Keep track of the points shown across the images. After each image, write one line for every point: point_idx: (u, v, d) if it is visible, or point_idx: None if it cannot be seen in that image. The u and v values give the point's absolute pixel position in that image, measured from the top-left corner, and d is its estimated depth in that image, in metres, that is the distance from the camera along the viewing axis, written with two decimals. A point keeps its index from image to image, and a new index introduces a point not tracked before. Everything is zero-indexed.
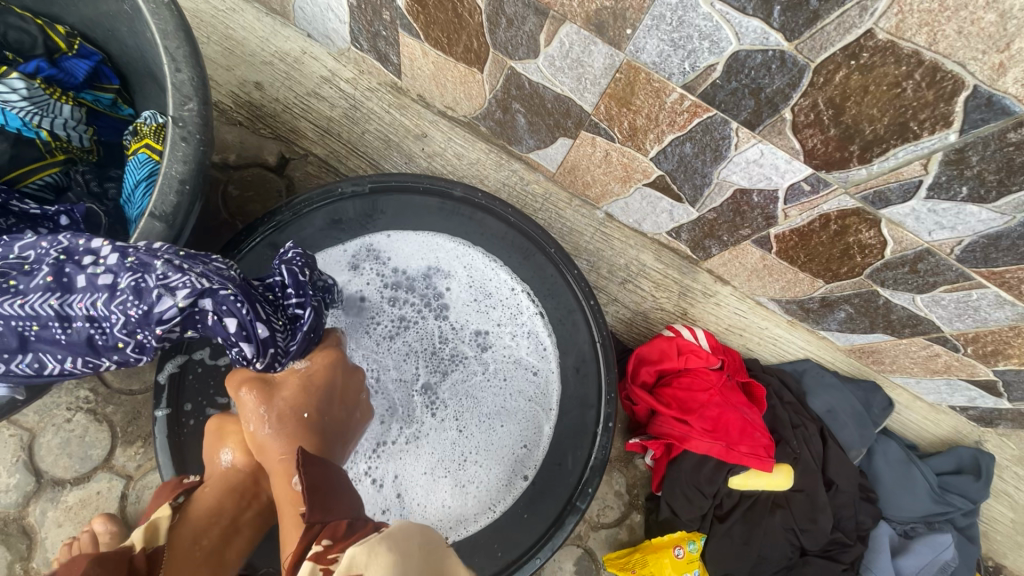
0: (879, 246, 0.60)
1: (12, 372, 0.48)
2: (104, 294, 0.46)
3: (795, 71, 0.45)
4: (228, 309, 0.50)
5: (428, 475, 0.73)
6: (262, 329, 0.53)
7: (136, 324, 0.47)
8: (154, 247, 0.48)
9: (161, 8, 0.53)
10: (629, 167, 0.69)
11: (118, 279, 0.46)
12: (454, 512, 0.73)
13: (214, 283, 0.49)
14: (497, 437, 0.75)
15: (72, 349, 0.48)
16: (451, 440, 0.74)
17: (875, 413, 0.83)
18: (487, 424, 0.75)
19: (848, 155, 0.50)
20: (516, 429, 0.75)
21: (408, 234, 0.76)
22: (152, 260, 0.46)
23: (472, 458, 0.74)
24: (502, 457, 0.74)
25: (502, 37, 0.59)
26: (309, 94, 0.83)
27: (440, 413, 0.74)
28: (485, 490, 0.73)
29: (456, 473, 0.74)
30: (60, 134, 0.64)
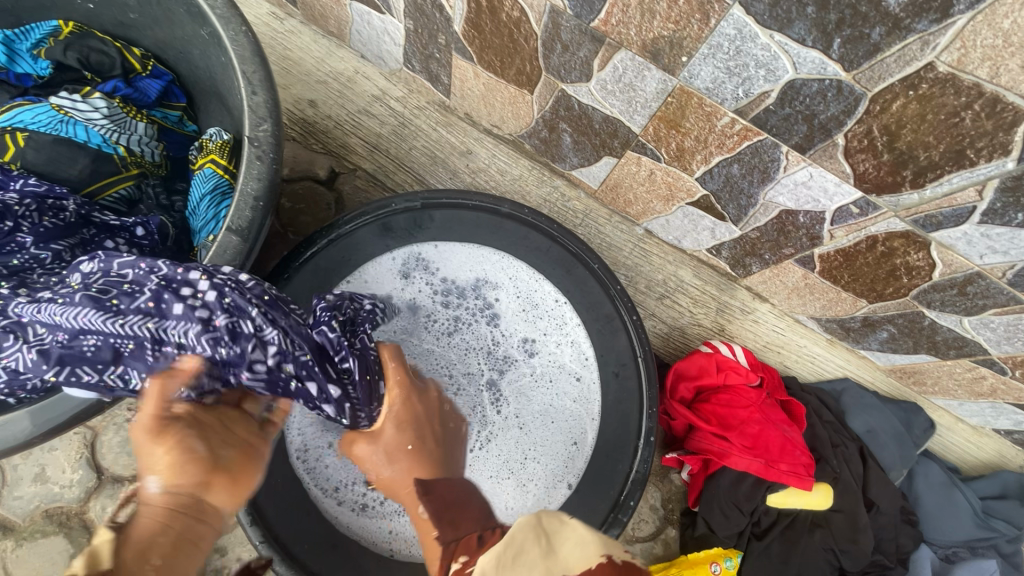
0: (928, 268, 0.60)
1: (102, 383, 0.50)
2: (197, 326, 0.50)
3: (851, 98, 0.46)
4: (307, 373, 0.55)
5: (494, 476, 0.75)
6: (333, 390, 0.57)
7: (224, 361, 0.52)
8: (244, 283, 0.52)
9: (239, 35, 0.57)
10: (674, 186, 0.71)
11: (214, 317, 0.50)
12: (518, 512, 0.74)
13: (297, 348, 0.54)
14: (549, 436, 0.77)
15: (154, 371, 0.50)
16: (513, 439, 0.77)
17: (916, 434, 0.82)
18: (541, 420, 0.77)
19: (901, 179, 0.51)
20: (565, 427, 0.77)
21: (456, 245, 0.78)
22: (247, 307, 0.51)
23: (531, 457, 0.76)
24: (558, 455, 0.76)
25: (556, 61, 0.61)
26: (360, 111, 0.86)
27: (503, 410, 0.77)
28: (546, 487, 0.75)
29: (519, 473, 0.76)
30: (135, 149, 0.68)
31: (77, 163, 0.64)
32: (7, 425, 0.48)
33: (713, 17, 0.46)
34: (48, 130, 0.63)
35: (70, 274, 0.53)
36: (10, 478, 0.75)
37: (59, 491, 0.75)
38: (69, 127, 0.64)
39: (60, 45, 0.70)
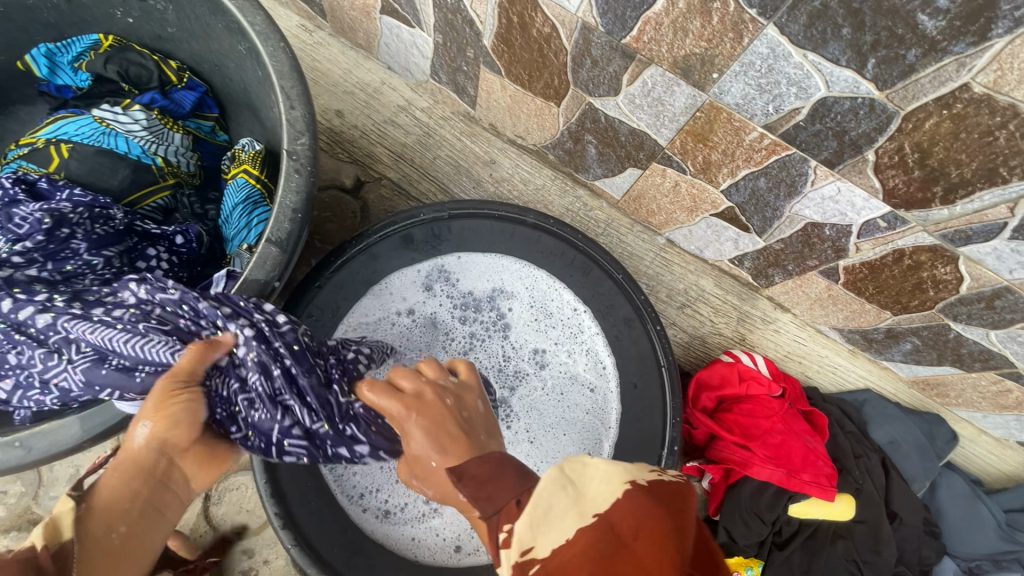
0: (955, 282, 0.60)
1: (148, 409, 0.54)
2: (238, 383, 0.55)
3: (883, 117, 0.47)
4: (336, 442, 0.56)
5: None
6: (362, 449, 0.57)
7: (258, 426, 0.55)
8: (278, 327, 0.54)
9: (278, 51, 0.59)
10: (698, 198, 0.72)
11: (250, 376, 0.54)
12: None
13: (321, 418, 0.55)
14: (563, 448, 0.77)
15: None
16: (522, 451, 0.77)
17: (939, 446, 0.82)
18: (553, 433, 0.78)
19: (930, 195, 0.51)
20: (578, 438, 0.78)
21: (477, 256, 0.79)
22: (274, 368, 0.54)
23: (544, 470, 0.77)
24: None
25: (585, 76, 0.62)
26: (385, 121, 0.88)
27: (514, 424, 0.77)
28: None
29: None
30: (172, 160, 0.70)
31: (117, 174, 0.66)
32: (58, 432, 0.50)
33: (747, 36, 0.47)
34: (91, 142, 0.65)
35: (118, 294, 0.55)
36: (47, 478, 0.78)
37: None
38: (110, 139, 0.66)
39: (100, 58, 0.72)
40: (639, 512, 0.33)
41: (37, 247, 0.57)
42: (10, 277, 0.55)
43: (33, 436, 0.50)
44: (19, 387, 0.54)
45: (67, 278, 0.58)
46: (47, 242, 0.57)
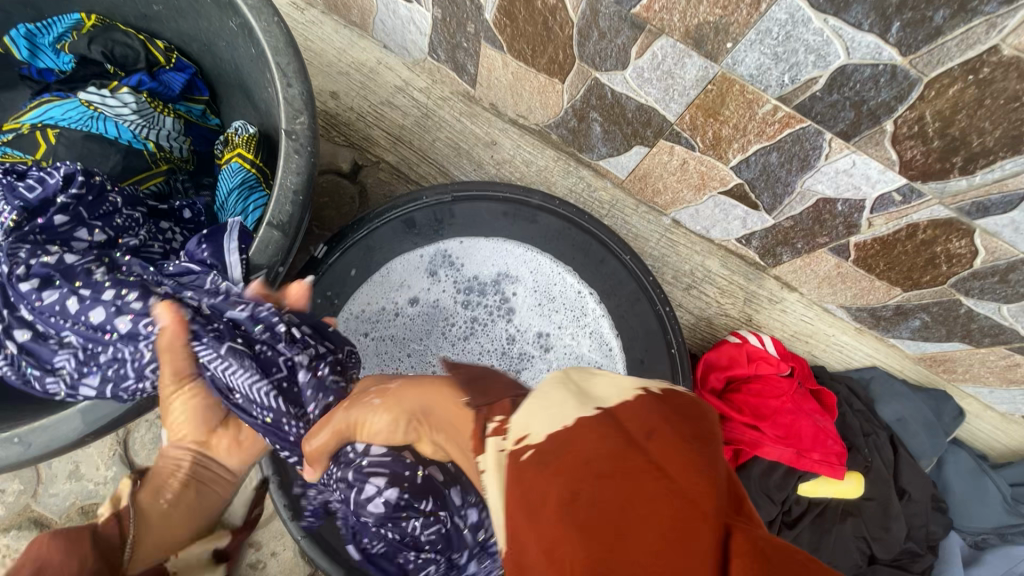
0: (969, 256, 0.59)
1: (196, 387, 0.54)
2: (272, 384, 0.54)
3: (904, 84, 0.45)
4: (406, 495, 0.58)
5: None
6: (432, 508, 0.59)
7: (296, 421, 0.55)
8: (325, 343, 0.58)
9: (272, 26, 0.56)
10: (706, 175, 0.70)
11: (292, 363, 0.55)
12: None
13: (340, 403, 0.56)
14: None
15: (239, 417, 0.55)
16: None
17: (945, 422, 0.82)
18: None
19: (950, 166, 0.50)
20: None
21: (480, 239, 0.77)
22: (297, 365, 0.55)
23: None
24: None
25: (591, 49, 0.60)
26: (382, 102, 0.85)
27: None
28: None
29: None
30: (164, 145, 0.68)
31: (107, 161, 0.63)
32: (56, 427, 0.49)
33: (764, 2, 0.45)
34: (79, 126, 0.63)
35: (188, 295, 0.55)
36: (44, 475, 0.76)
37: (93, 488, 0.76)
38: (99, 124, 0.63)
39: (83, 38, 0.68)
40: (675, 426, 0.30)
41: (68, 220, 0.55)
42: (60, 265, 0.53)
43: (33, 432, 0.49)
44: (107, 382, 0.51)
45: (116, 239, 0.57)
46: (68, 210, 0.55)
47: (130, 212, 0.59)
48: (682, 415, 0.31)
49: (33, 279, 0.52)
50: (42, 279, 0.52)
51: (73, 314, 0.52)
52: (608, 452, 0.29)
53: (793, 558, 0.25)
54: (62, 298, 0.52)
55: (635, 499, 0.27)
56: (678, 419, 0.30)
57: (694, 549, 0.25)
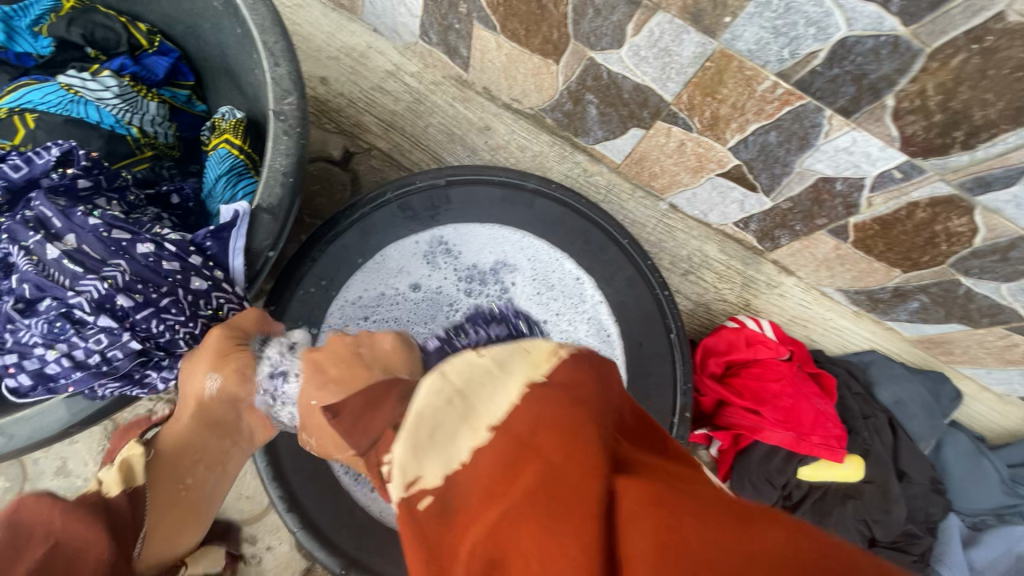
0: (970, 234, 0.59)
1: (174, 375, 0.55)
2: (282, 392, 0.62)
3: (907, 56, 0.44)
4: None
5: None
6: None
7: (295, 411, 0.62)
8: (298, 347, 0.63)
9: (258, 4, 0.54)
10: (704, 157, 0.69)
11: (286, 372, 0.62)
12: None
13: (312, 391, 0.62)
14: None
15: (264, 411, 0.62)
16: None
17: (943, 404, 0.82)
18: None
19: (951, 141, 0.49)
20: None
21: (477, 226, 0.76)
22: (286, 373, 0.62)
23: None
24: None
25: (586, 28, 0.59)
26: (373, 88, 0.84)
27: None
28: None
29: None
30: (148, 130, 0.66)
31: (90, 146, 0.61)
32: (44, 416, 0.49)
33: None
34: (59, 111, 0.60)
35: None
36: (34, 472, 0.74)
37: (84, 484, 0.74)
38: (80, 108, 0.61)
39: (62, 21, 0.66)
40: (553, 417, 0.31)
41: (89, 186, 0.55)
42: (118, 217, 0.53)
43: (15, 423, 0.49)
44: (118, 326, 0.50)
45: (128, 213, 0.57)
46: (90, 175, 0.55)
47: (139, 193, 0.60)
48: (567, 397, 0.32)
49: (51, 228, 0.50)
50: (96, 219, 0.51)
51: (134, 249, 0.51)
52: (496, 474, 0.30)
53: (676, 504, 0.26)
54: (91, 247, 0.50)
55: (531, 494, 0.28)
56: (560, 404, 0.32)
57: (579, 501, 0.27)
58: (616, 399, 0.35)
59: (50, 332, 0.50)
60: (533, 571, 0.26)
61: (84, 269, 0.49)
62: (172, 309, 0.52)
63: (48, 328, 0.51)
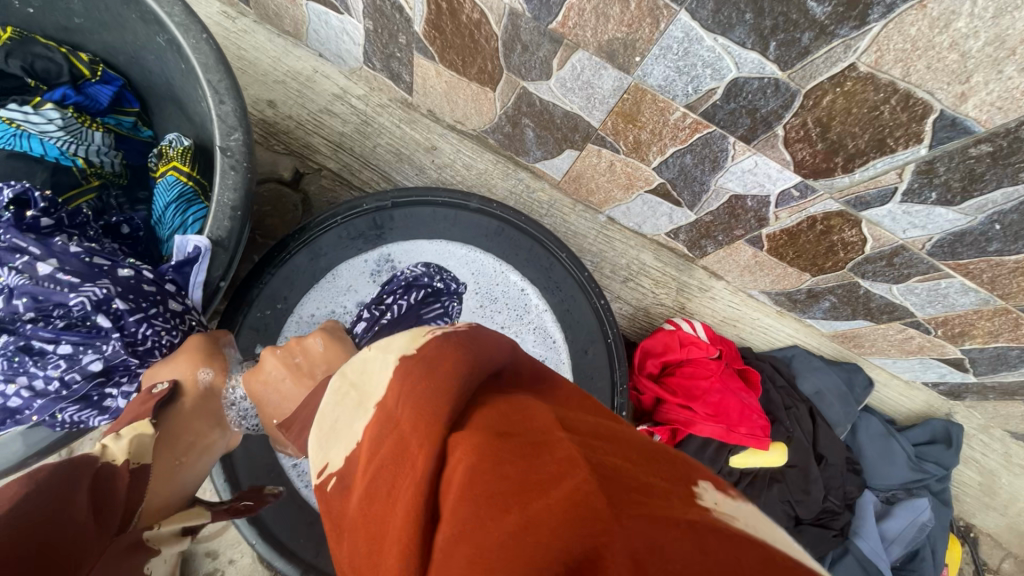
0: (860, 243, 0.66)
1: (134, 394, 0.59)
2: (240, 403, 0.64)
3: (788, 95, 0.51)
4: None
5: None
6: None
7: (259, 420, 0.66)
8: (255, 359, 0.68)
9: (201, 44, 0.56)
10: (632, 176, 0.75)
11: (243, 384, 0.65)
12: None
13: None
14: None
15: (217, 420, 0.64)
16: None
17: (857, 392, 0.91)
18: None
19: (833, 165, 0.56)
20: None
21: (422, 244, 0.79)
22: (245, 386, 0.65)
23: None
24: None
25: (516, 61, 0.64)
26: (320, 110, 0.86)
27: None
28: None
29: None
30: (95, 160, 0.67)
31: (34, 178, 0.62)
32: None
33: (662, 21, 0.49)
34: (2, 146, 0.62)
35: None
36: None
37: None
38: (23, 142, 0.63)
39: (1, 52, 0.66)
40: (409, 391, 0.31)
41: (53, 224, 0.56)
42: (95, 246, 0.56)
43: None
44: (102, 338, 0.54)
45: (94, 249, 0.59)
46: (51, 214, 0.55)
47: (96, 229, 0.60)
48: (423, 370, 0.32)
49: (26, 252, 0.52)
50: (74, 245, 0.54)
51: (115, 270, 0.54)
52: (368, 451, 0.31)
53: (489, 459, 0.25)
54: (73, 269, 0.53)
55: (388, 462, 0.30)
56: (414, 380, 0.32)
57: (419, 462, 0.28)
58: (495, 352, 0.35)
59: (8, 368, 0.53)
60: (387, 523, 0.28)
61: (81, 278, 0.52)
62: (159, 316, 0.56)
63: (5, 363, 0.53)
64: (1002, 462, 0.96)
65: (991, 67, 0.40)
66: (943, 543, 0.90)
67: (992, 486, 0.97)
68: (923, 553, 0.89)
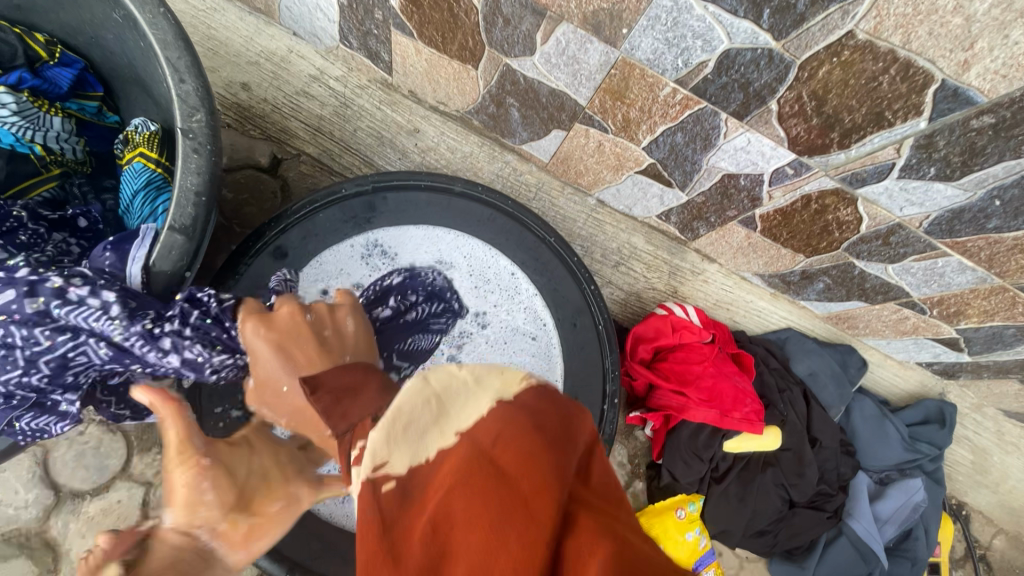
0: (855, 223, 0.65)
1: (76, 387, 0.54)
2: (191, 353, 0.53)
3: (782, 66, 0.48)
4: None
5: None
6: None
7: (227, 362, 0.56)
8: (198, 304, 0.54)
9: (158, 18, 0.53)
10: (622, 156, 0.72)
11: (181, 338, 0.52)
12: None
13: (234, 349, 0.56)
14: None
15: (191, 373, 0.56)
16: None
17: (851, 373, 0.90)
18: None
19: (829, 141, 0.54)
20: None
21: (410, 228, 0.76)
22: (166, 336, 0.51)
23: None
24: None
25: (498, 36, 0.61)
26: (297, 93, 0.83)
27: None
28: None
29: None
30: (54, 147, 0.64)
31: None
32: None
33: None
34: None
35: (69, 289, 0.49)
36: None
37: (14, 512, 0.72)
38: None
39: None
40: (520, 438, 0.31)
41: None
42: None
43: None
44: None
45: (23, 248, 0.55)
46: None
47: (35, 226, 0.58)
48: (533, 422, 0.32)
49: None
50: None
51: None
52: (457, 467, 0.30)
53: (626, 555, 0.27)
54: None
55: (486, 501, 0.28)
56: (525, 426, 0.31)
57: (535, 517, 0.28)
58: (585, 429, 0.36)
59: None
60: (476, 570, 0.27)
61: None
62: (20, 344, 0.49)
63: None
64: (995, 440, 0.96)
65: (997, 32, 0.38)
66: (936, 522, 0.90)
67: (985, 464, 0.97)
68: (916, 532, 0.90)
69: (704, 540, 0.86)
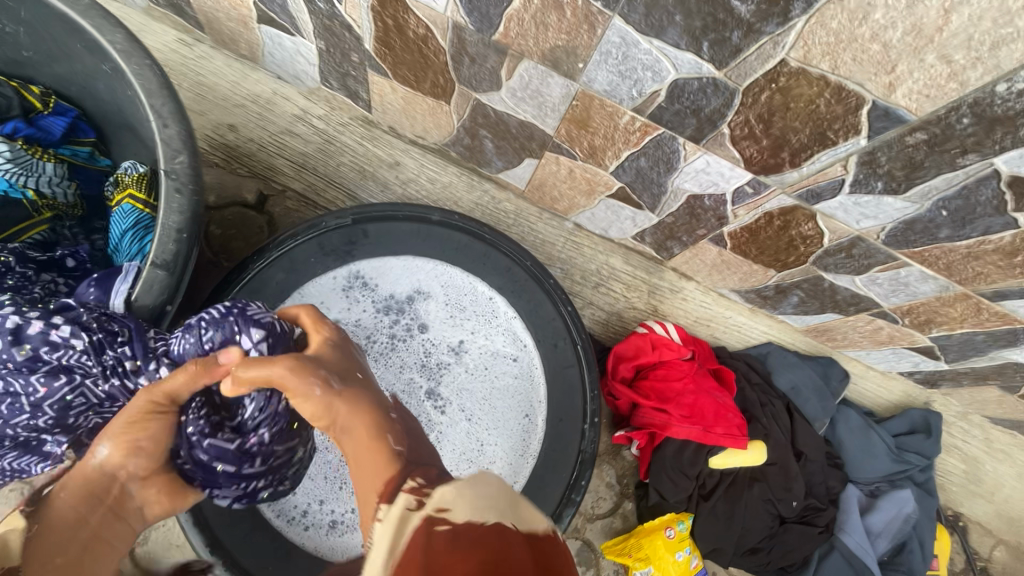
0: (818, 237, 0.67)
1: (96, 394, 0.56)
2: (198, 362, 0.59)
3: (726, 93, 0.51)
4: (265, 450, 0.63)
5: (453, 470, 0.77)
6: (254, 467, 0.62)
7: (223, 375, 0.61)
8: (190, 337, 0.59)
9: (143, 69, 0.57)
10: (592, 181, 0.75)
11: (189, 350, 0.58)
12: None
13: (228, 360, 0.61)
14: (500, 419, 0.79)
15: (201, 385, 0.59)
16: (464, 433, 0.78)
17: (834, 385, 0.91)
18: (488, 407, 0.79)
19: (781, 160, 0.56)
20: (515, 407, 0.80)
21: (388, 259, 0.78)
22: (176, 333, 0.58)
23: (488, 441, 0.79)
24: (512, 431, 0.79)
25: (466, 73, 0.64)
26: (282, 132, 0.86)
27: (448, 410, 0.79)
28: (501, 469, 0.78)
29: (478, 460, 0.78)
30: (46, 191, 0.68)
31: None
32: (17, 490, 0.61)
33: (598, 27, 0.50)
34: None
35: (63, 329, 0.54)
36: None
37: None
38: None
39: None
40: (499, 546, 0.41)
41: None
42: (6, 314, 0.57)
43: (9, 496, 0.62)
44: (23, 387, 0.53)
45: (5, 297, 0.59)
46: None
47: (22, 269, 0.61)
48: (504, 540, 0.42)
49: None
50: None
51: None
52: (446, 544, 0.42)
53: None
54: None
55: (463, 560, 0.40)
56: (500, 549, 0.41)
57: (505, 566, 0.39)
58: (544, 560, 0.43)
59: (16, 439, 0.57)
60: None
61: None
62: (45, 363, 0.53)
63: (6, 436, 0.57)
64: (984, 447, 0.96)
65: (913, 56, 0.41)
66: (930, 534, 0.89)
67: (978, 474, 0.97)
68: (910, 545, 0.89)
69: (695, 560, 0.86)
